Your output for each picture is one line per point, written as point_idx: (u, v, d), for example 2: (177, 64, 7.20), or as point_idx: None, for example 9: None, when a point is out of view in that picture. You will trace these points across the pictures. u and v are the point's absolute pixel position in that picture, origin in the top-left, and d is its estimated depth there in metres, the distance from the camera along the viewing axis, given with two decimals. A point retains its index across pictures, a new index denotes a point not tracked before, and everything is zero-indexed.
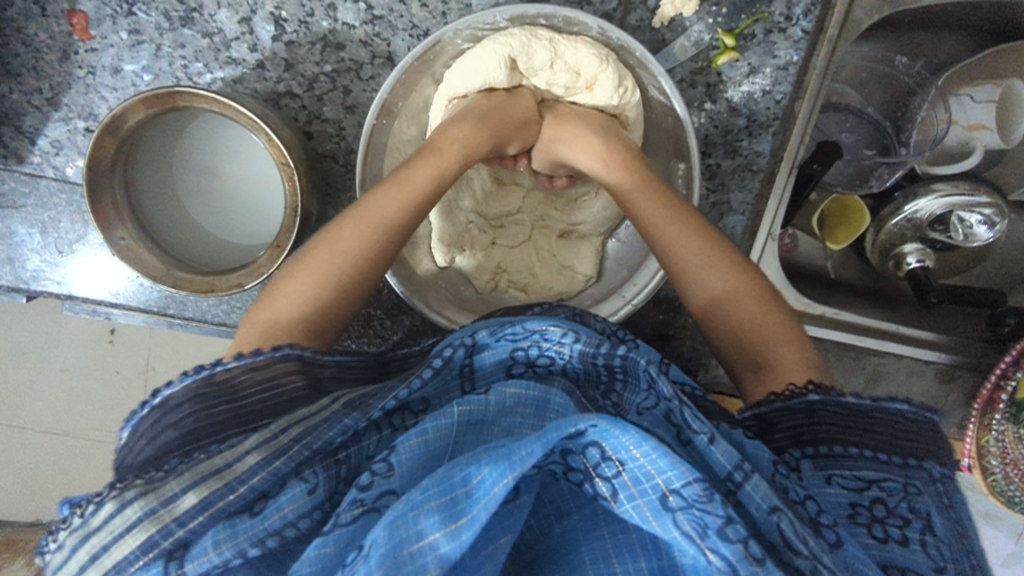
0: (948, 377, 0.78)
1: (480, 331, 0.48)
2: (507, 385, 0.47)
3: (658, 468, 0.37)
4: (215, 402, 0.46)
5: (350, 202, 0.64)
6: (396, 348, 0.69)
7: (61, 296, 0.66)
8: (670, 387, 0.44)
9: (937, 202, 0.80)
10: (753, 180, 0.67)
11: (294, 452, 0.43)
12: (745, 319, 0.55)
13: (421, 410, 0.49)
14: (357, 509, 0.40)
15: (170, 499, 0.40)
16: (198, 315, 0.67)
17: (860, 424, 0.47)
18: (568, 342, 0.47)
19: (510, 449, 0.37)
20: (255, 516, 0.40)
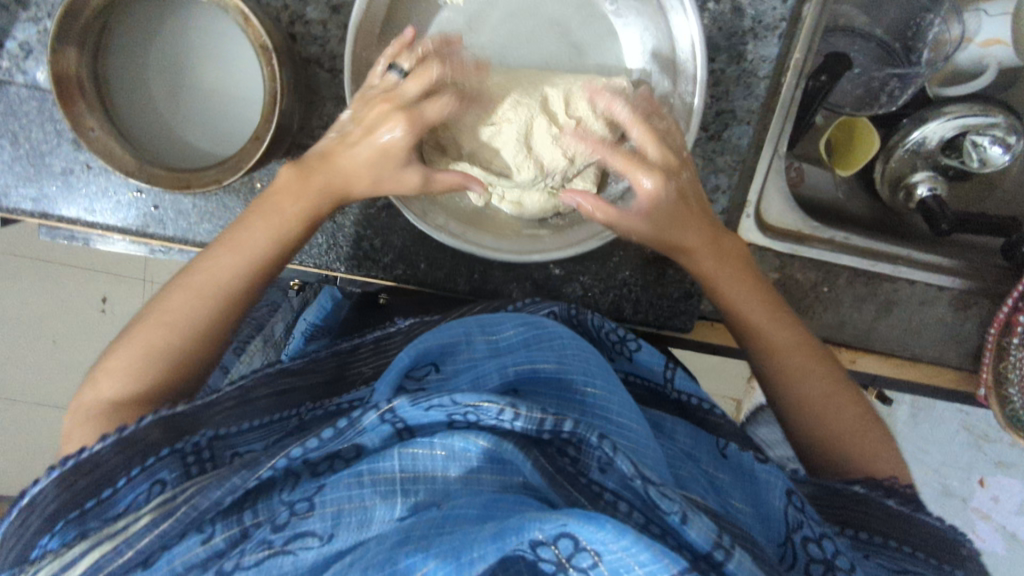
0: (962, 305, 0.74)
1: (397, 398, 0.43)
2: (465, 433, 0.44)
3: (636, 560, 0.36)
4: (80, 478, 0.44)
5: (336, 108, 0.61)
6: (388, 271, 0.66)
7: (36, 213, 0.62)
8: (631, 464, 0.41)
9: (948, 125, 0.77)
10: (758, 86, 0.64)
11: (181, 514, 0.42)
12: (807, 383, 0.59)
13: (354, 455, 0.46)
14: (263, 550, 0.40)
15: (68, 563, 0.41)
16: (179, 236, 0.64)
17: (899, 526, 0.52)
18: (506, 418, 0.43)
19: (463, 545, 0.37)
20: (147, 569, 0.41)
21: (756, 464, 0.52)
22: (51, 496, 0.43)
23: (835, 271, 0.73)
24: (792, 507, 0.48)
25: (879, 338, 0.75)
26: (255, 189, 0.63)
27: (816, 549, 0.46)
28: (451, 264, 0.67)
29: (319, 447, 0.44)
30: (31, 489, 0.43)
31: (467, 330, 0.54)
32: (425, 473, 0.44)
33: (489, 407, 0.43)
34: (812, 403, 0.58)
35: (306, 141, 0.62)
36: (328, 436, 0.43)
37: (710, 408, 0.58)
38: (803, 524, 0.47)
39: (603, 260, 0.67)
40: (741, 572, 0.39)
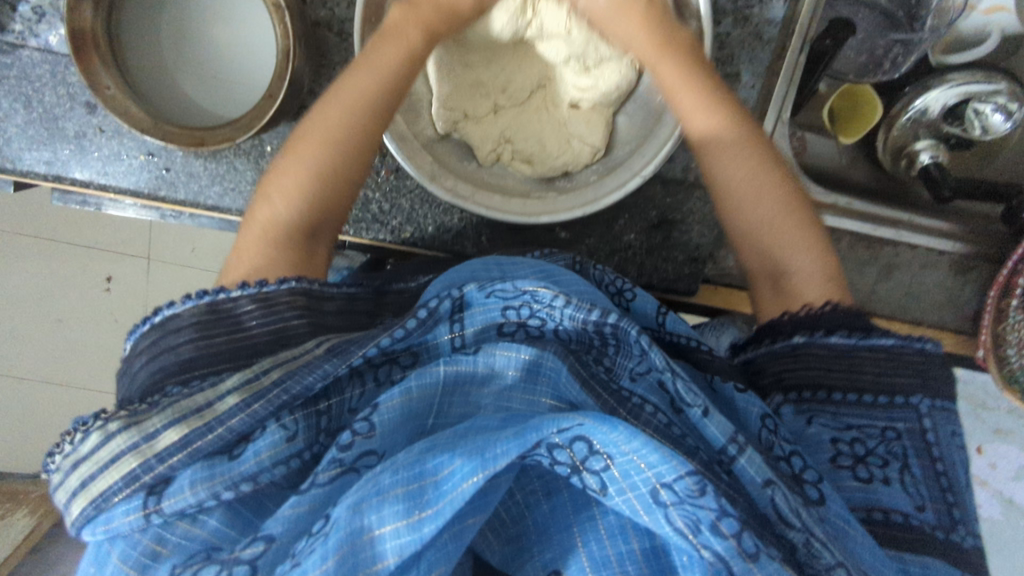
0: (963, 269, 0.75)
1: (469, 286, 0.50)
2: (504, 349, 0.49)
3: (646, 461, 0.39)
4: (213, 326, 0.49)
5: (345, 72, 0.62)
6: (397, 235, 0.68)
7: (49, 177, 0.63)
8: (662, 358, 0.46)
9: (950, 93, 0.77)
10: (763, 50, 0.64)
11: (273, 397, 0.45)
12: (791, 235, 0.56)
13: (410, 363, 0.50)
14: (335, 469, 0.43)
15: (154, 433, 0.43)
16: (191, 198, 0.65)
17: (842, 366, 0.50)
18: (558, 306, 0.49)
19: (485, 445, 0.40)
20: (232, 459, 0.43)
21: (735, 394, 0.50)
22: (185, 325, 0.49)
23: (837, 235, 0.74)
24: (765, 428, 0.48)
25: (880, 301, 0.76)
26: (265, 153, 0.64)
27: (785, 465, 0.46)
28: (459, 228, 0.68)
29: (397, 341, 0.48)
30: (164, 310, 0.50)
31: (486, 267, 0.55)
32: (468, 385, 0.49)
33: (544, 295, 0.49)
34: (776, 236, 0.56)
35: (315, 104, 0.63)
36: (408, 328, 0.48)
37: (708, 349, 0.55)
38: (776, 444, 0.47)
39: (609, 224, 0.68)
40: (749, 468, 0.42)
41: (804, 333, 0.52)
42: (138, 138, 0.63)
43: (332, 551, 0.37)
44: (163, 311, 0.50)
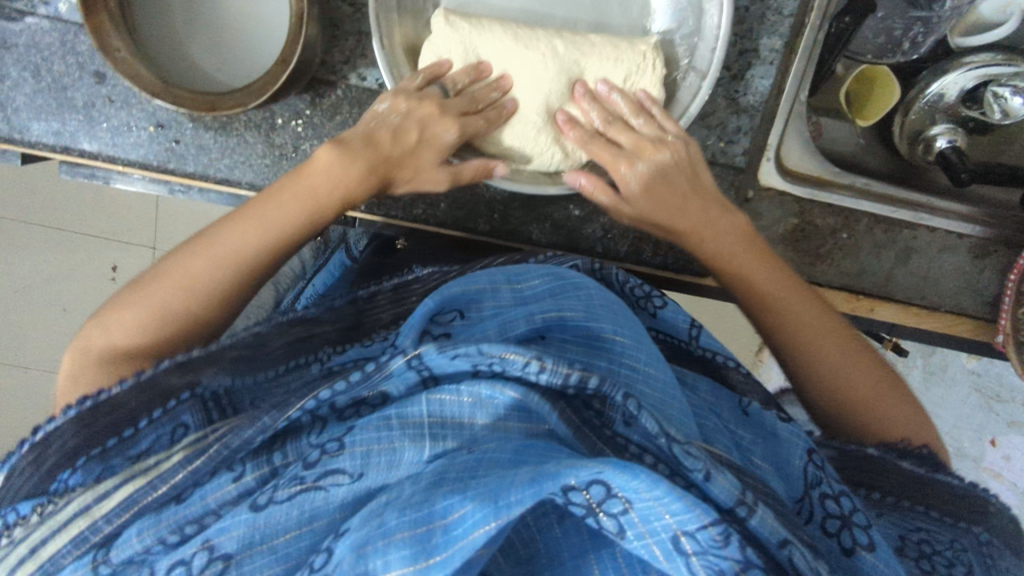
0: (982, 253, 0.74)
1: (426, 346, 0.43)
2: (492, 383, 0.44)
3: (668, 509, 0.37)
4: (97, 419, 0.46)
5: (359, 44, 0.61)
6: (409, 211, 0.67)
7: (58, 148, 0.63)
8: (656, 422, 0.42)
9: (968, 76, 0.75)
10: (782, 25, 0.64)
11: (214, 452, 0.43)
12: (852, 375, 0.58)
13: (379, 402, 0.46)
14: (296, 485, 0.41)
15: (103, 495, 0.43)
16: (201, 172, 0.64)
17: (914, 487, 0.54)
18: (532, 370, 0.43)
19: (501, 490, 0.36)
20: (180, 502, 0.43)
21: (778, 423, 0.53)
22: (70, 437, 0.45)
23: (855, 218, 0.72)
24: (812, 465, 0.50)
25: (898, 286, 0.74)
26: (275, 126, 0.63)
27: (833, 504, 0.47)
28: (471, 205, 0.67)
29: (343, 391, 0.44)
30: (46, 425, 0.45)
31: (491, 276, 0.54)
32: (453, 420, 0.44)
33: (515, 360, 0.43)
34: (859, 381, 0.58)
35: (326, 75, 0.62)
36: (352, 381, 0.44)
37: (737, 367, 0.59)
38: (823, 482, 0.49)
39: None
40: (761, 527, 0.40)
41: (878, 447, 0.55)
42: (149, 108, 0.62)
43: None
44: (45, 428, 0.45)
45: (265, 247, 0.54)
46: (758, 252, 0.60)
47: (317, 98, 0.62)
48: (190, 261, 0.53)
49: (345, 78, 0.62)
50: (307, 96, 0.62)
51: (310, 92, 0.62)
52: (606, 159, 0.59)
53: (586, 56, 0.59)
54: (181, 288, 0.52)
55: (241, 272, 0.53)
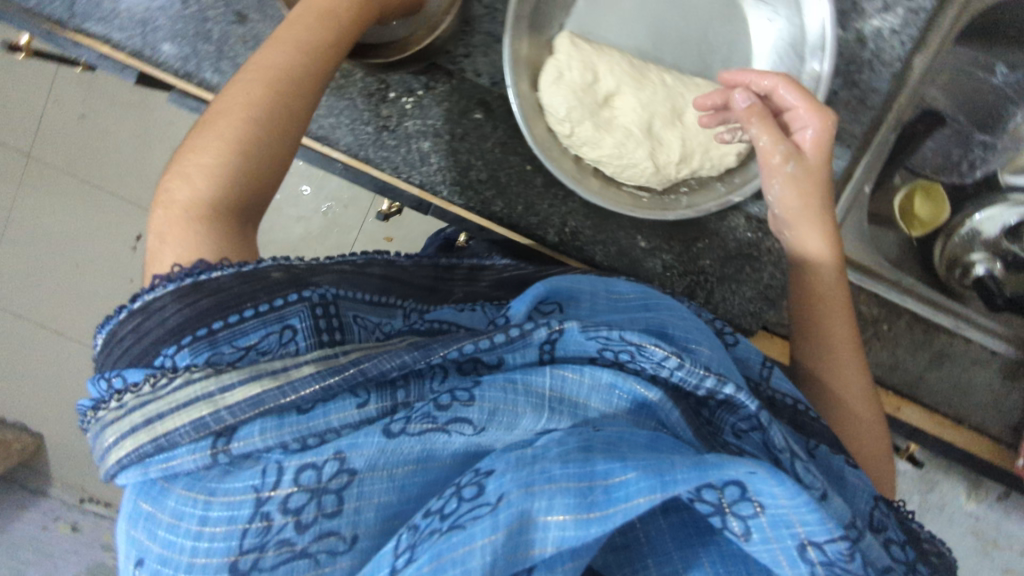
0: (1011, 374, 0.76)
1: (570, 321, 0.46)
2: (617, 371, 0.47)
3: (803, 519, 0.36)
4: (198, 298, 0.44)
5: (482, 43, 0.67)
6: (487, 206, 0.69)
7: (180, 73, 0.66)
8: (782, 436, 0.45)
9: (1012, 212, 0.83)
10: (864, 115, 0.69)
11: (349, 375, 0.43)
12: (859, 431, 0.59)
13: (495, 364, 0.48)
14: (426, 424, 0.43)
15: (227, 386, 0.41)
16: (304, 124, 0.67)
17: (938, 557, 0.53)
18: (668, 365, 0.46)
19: (662, 467, 0.37)
20: (302, 412, 0.42)
21: (846, 467, 0.50)
22: (167, 307, 0.45)
23: (898, 313, 0.75)
24: (880, 511, 0.49)
25: (928, 390, 0.76)
26: (387, 98, 0.67)
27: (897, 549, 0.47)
28: (546, 214, 0.69)
29: (478, 348, 0.45)
30: (147, 294, 0.45)
31: (592, 285, 0.56)
32: (573, 398, 0.46)
33: (653, 351, 0.46)
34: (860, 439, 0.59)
35: (444, 64, 0.67)
36: (494, 340, 0.45)
37: (805, 410, 0.53)
38: (889, 528, 0.48)
39: (689, 243, 0.70)
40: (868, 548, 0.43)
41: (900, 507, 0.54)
42: None
43: (501, 526, 0.37)
44: (145, 296, 0.45)
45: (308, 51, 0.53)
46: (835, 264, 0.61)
47: (432, 81, 0.67)
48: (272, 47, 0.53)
49: (462, 69, 0.67)
50: (423, 77, 0.67)
51: (427, 75, 0.67)
52: (760, 147, 0.59)
53: (688, 92, 0.65)
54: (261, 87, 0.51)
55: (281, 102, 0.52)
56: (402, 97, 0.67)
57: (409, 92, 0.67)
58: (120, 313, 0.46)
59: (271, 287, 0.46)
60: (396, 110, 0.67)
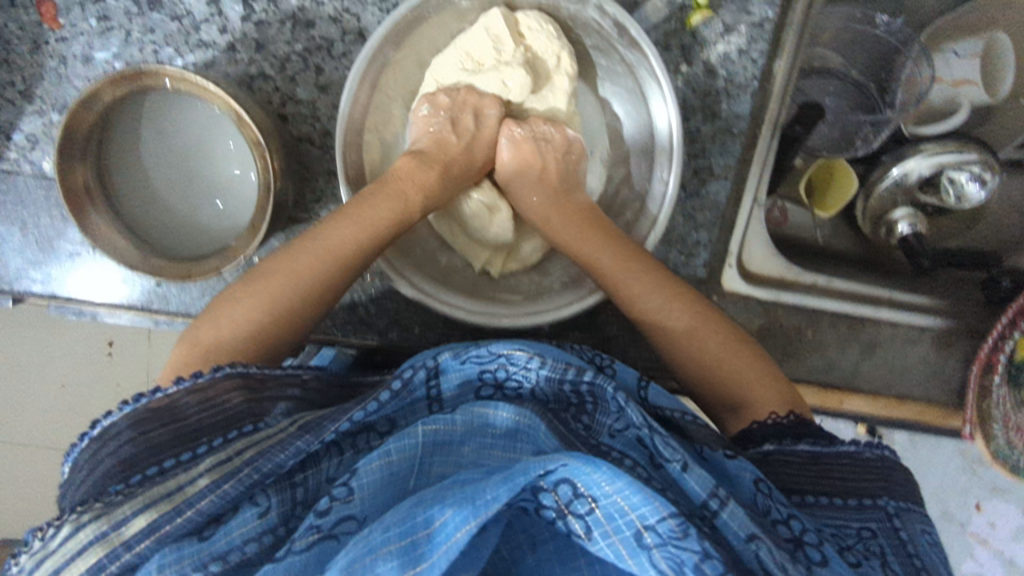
0: (946, 343, 0.76)
1: (442, 355, 0.52)
2: (484, 406, 0.49)
3: (630, 503, 0.39)
4: (154, 428, 0.48)
5: (328, 184, 0.65)
6: (382, 334, 0.69)
7: (45, 295, 0.67)
8: (640, 414, 0.47)
9: (925, 163, 0.78)
10: (733, 143, 0.66)
11: (244, 475, 0.44)
12: (703, 345, 0.59)
13: (387, 430, 0.52)
14: (312, 535, 0.42)
15: (121, 521, 0.42)
16: (182, 310, 0.67)
17: (814, 471, 0.52)
18: (533, 365, 0.51)
19: (474, 493, 0.40)
20: (202, 540, 0.43)
21: (728, 462, 0.49)
22: (120, 435, 0.47)
23: (818, 314, 0.74)
24: (760, 493, 0.47)
25: (866, 378, 0.76)
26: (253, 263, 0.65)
27: (785, 529, 0.46)
28: (444, 330, 0.69)
29: (372, 411, 0.49)
30: (103, 421, 0.48)
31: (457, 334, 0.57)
32: (445, 437, 0.49)
33: (518, 356, 0.51)
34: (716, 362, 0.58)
35: (300, 215, 0.65)
36: (382, 401, 0.49)
37: (688, 416, 0.53)
38: (774, 509, 0.47)
39: (591, 318, 0.70)
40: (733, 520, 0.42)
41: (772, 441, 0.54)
42: None
43: None
44: (103, 422, 0.48)
45: (362, 238, 0.57)
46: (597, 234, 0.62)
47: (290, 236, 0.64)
48: (340, 224, 0.57)
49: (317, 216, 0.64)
50: (281, 234, 0.65)
51: (285, 230, 0.65)
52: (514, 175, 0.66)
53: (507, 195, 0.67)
54: (319, 260, 0.56)
55: (334, 278, 0.56)
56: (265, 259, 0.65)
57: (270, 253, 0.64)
58: (82, 440, 0.49)
59: (227, 420, 0.49)
60: None
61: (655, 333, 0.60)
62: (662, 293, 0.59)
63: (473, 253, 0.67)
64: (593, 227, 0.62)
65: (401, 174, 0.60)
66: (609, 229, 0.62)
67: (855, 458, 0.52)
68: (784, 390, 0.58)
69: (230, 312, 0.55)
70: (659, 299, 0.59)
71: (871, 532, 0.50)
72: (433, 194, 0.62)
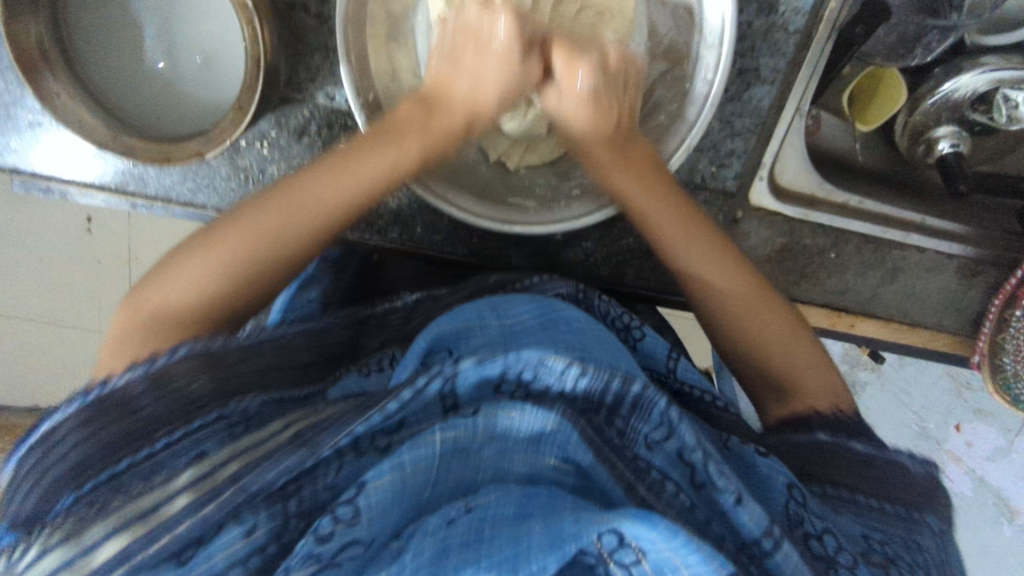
0: (970, 273, 0.73)
1: (464, 362, 0.45)
2: (507, 409, 0.44)
3: (684, 560, 0.36)
4: (106, 426, 0.45)
5: (324, 61, 0.58)
6: (382, 235, 0.66)
7: (6, 168, 0.62)
8: (690, 432, 0.46)
9: (981, 78, 0.70)
10: (786, 43, 0.61)
11: (228, 496, 0.41)
12: (761, 322, 0.58)
13: (396, 427, 0.45)
14: (311, 565, 0.38)
15: (90, 547, 0.40)
16: (162, 193, 0.62)
17: (859, 471, 0.53)
18: (568, 374, 0.46)
19: (521, 555, 0.37)
20: (182, 565, 0.39)
21: (756, 455, 0.51)
22: (70, 432, 0.45)
23: (846, 236, 0.70)
24: (794, 501, 0.48)
25: (881, 303, 0.73)
26: (238, 147, 0.59)
27: (817, 544, 0.45)
28: (449, 229, 0.66)
29: (391, 413, 0.44)
30: (66, 406, 0.46)
31: (477, 310, 0.53)
32: (463, 445, 0.44)
33: (552, 363, 0.46)
34: (762, 325, 0.58)
35: (293, 95, 0.58)
36: (402, 401, 0.44)
37: (720, 404, 0.59)
38: (806, 521, 0.46)
39: (607, 226, 0.66)
40: (784, 562, 0.42)
41: (827, 432, 0.55)
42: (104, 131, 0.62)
43: None
44: (66, 408, 0.46)
45: (390, 167, 0.54)
46: (637, 174, 0.56)
47: (281, 118, 0.59)
48: (375, 152, 0.53)
49: (313, 97, 0.58)
50: (270, 116, 0.59)
51: (273, 112, 0.59)
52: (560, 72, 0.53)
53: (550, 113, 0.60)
54: (330, 199, 0.52)
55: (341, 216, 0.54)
56: (257, 143, 0.60)
57: (262, 138, 0.59)
58: (56, 416, 0.46)
59: (194, 418, 0.47)
60: (253, 158, 0.60)
61: (701, 296, 0.59)
62: (721, 257, 0.58)
63: (491, 143, 0.63)
64: (610, 144, 0.56)
65: (434, 85, 0.55)
66: (642, 152, 0.57)
67: (887, 463, 0.53)
68: (836, 384, 0.58)
69: (181, 268, 0.51)
70: (712, 261, 0.57)
71: (916, 543, 0.49)
72: (484, 107, 0.55)
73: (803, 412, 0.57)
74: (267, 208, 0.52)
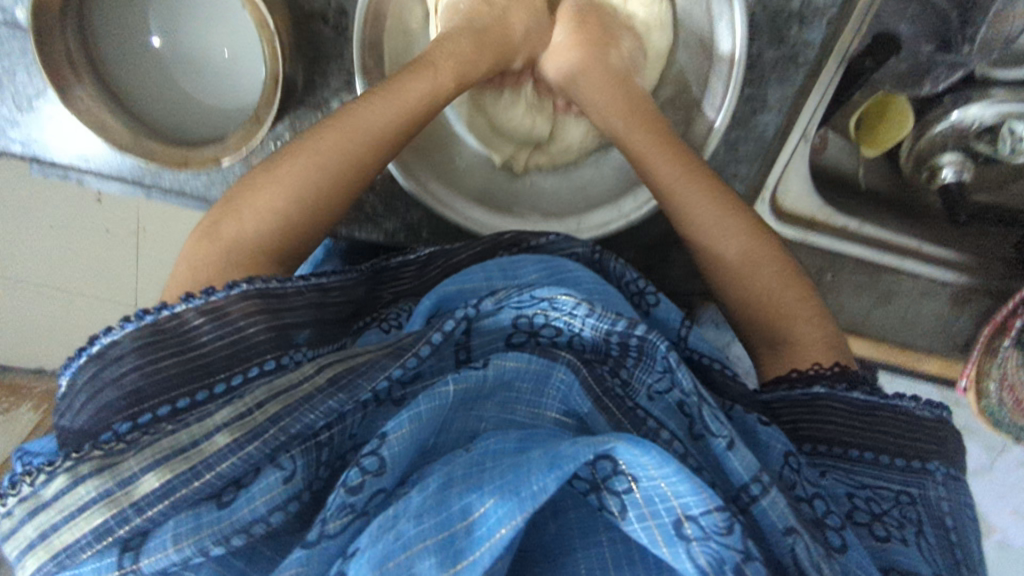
0: (960, 300, 0.75)
1: (484, 301, 0.46)
2: (518, 352, 0.45)
3: (675, 491, 0.36)
4: (164, 356, 0.43)
5: (340, 70, 0.60)
6: (388, 236, 0.68)
7: (26, 157, 0.64)
8: (690, 378, 0.44)
9: (990, 110, 0.71)
10: (795, 73, 0.62)
11: (270, 436, 0.40)
12: (760, 286, 0.56)
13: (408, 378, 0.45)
14: (346, 516, 0.38)
15: (129, 479, 0.38)
16: (178, 187, 0.64)
17: (860, 422, 0.49)
18: (580, 313, 0.45)
19: (518, 482, 0.36)
20: (222, 507, 0.39)
21: (758, 425, 0.48)
22: (122, 357, 0.43)
23: (841, 259, 0.72)
24: (788, 467, 0.46)
25: (872, 323, 0.75)
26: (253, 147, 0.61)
27: (808, 508, 0.44)
28: (454, 234, 0.68)
29: (410, 369, 0.44)
30: (103, 337, 0.44)
31: (485, 275, 0.51)
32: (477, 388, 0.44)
33: (564, 300, 0.46)
34: (767, 280, 0.56)
35: (308, 101, 0.60)
36: (421, 357, 0.44)
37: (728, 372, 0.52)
38: (799, 484, 0.45)
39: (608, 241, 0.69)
40: (771, 506, 0.41)
41: (824, 383, 0.50)
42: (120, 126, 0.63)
43: None
44: (102, 340, 0.44)
45: (401, 115, 0.54)
46: (669, 153, 0.57)
47: (296, 121, 0.61)
48: (374, 107, 0.53)
49: (326, 105, 0.60)
50: (287, 120, 0.61)
51: (290, 114, 0.60)
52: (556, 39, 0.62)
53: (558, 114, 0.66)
54: (359, 143, 0.52)
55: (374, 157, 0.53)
56: (271, 145, 0.61)
57: (277, 141, 0.61)
58: (81, 357, 0.44)
59: (240, 354, 0.45)
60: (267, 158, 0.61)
61: (706, 261, 0.58)
62: (732, 219, 0.56)
63: (496, 147, 0.66)
64: (647, 126, 0.58)
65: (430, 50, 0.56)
66: (638, 95, 0.61)
67: (897, 416, 0.49)
68: (833, 333, 0.55)
69: (241, 211, 0.50)
70: (721, 224, 0.56)
71: (911, 498, 0.47)
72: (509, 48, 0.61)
73: (802, 368, 0.53)
74: (307, 155, 0.51)
